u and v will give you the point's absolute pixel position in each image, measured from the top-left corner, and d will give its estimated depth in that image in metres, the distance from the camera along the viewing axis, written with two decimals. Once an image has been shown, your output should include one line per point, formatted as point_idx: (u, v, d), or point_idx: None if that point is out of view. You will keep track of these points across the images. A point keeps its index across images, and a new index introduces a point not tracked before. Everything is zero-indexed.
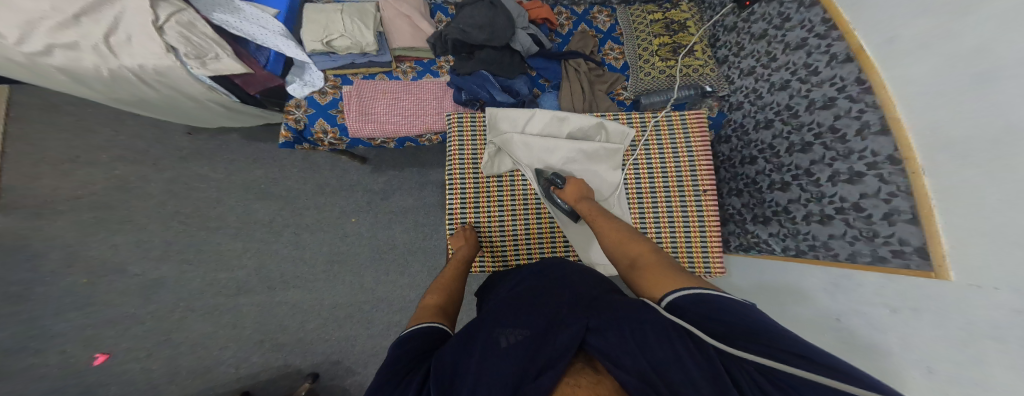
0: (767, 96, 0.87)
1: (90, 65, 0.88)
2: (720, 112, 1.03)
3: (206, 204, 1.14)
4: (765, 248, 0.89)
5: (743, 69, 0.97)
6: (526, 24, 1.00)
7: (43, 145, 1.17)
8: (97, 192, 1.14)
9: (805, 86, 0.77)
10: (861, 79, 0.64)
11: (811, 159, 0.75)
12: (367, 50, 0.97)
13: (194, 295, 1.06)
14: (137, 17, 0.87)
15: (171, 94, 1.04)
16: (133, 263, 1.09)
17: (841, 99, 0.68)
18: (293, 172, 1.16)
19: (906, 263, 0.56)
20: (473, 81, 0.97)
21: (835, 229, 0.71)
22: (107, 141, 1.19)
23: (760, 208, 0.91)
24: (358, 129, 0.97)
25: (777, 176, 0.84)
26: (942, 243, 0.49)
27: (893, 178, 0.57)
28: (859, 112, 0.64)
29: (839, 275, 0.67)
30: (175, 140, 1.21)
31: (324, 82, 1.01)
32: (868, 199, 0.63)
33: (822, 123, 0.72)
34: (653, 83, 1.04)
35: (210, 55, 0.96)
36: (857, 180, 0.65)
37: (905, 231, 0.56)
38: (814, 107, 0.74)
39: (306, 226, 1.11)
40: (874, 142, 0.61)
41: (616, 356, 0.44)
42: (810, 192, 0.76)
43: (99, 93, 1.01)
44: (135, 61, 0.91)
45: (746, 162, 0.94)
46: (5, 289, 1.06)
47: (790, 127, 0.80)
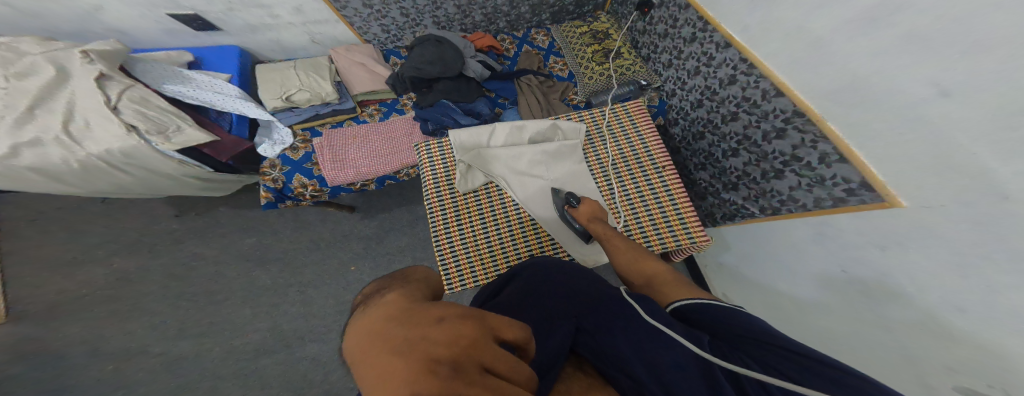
0: (689, 81, 0.99)
1: (59, 160, 0.88)
2: (660, 101, 1.11)
3: (209, 278, 1.17)
4: (747, 213, 0.94)
5: (664, 62, 1.07)
6: (474, 54, 1.01)
7: (39, 253, 1.20)
8: (102, 287, 1.17)
9: (710, 69, 0.89)
10: (742, 59, 0.78)
11: (742, 125, 0.85)
12: (328, 99, 0.97)
13: (218, 364, 1.07)
14: (88, 101, 0.90)
15: (145, 175, 1.02)
16: (154, 344, 1.10)
17: (739, 75, 0.81)
18: (286, 232, 1.22)
19: (862, 200, 0.61)
20: (436, 111, 0.96)
21: (790, 180, 0.78)
22: (109, 235, 1.23)
23: (725, 176, 0.98)
24: (335, 176, 0.94)
25: (726, 145, 0.93)
26: (877, 174, 0.57)
27: (808, 128, 0.68)
28: (756, 83, 0.77)
29: (816, 227, 0.73)
30: (165, 224, 1.25)
31: (294, 137, 0.99)
32: (801, 149, 0.72)
33: (735, 96, 0.84)
34: (598, 85, 1.06)
35: (172, 128, 0.93)
36: (784, 135, 0.75)
37: (844, 170, 0.64)
38: (724, 83, 0.86)
39: (310, 282, 1.15)
40: (778, 103, 0.73)
41: (607, 354, 0.48)
42: (755, 153, 0.84)
43: (79, 188, 1.00)
44: (102, 147, 0.90)
45: (696, 138, 1.02)
46: (35, 388, 1.05)
47: (716, 102, 0.91)
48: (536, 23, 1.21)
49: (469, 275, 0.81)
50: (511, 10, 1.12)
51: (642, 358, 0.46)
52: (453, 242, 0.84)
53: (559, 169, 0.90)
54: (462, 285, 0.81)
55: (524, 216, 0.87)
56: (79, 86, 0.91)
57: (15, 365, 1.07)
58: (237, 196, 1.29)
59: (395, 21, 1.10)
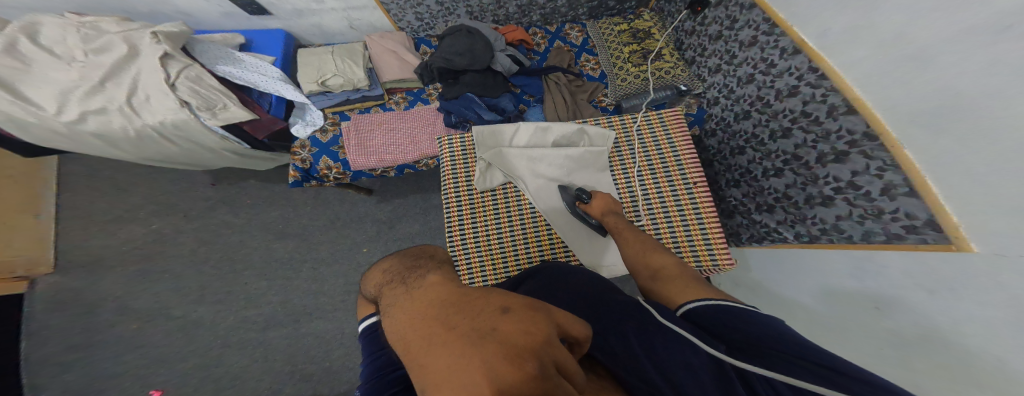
0: (738, 89, 0.92)
1: (118, 127, 0.97)
2: (699, 108, 1.06)
3: (232, 247, 1.22)
4: (778, 237, 0.89)
5: (710, 67, 1.02)
6: (504, 47, 1.03)
7: (89, 209, 1.30)
8: (138, 246, 1.25)
9: (767, 78, 0.82)
10: (812, 67, 0.70)
11: (795, 143, 0.78)
12: (359, 85, 1.02)
13: (230, 331, 1.11)
14: (150, 77, 0.98)
15: (189, 146, 1.10)
16: (175, 306, 1.16)
17: (803, 86, 0.73)
18: (306, 210, 1.25)
19: (925, 239, 0.55)
20: (459, 104, 0.98)
21: (840, 209, 0.71)
22: (149, 198, 1.31)
23: (761, 196, 0.91)
24: (357, 161, 0.97)
25: (769, 163, 0.86)
26: (948, 211, 0.51)
27: (877, 154, 0.60)
28: (823, 96, 0.69)
29: (862, 259, 0.66)
30: (200, 191, 1.32)
31: (324, 120, 1.04)
32: (861, 177, 0.65)
33: (793, 109, 0.77)
34: (632, 88, 1.04)
35: (219, 105, 1.00)
36: (843, 159, 0.68)
37: (911, 206, 0.57)
38: (782, 95, 0.79)
39: (323, 260, 1.17)
40: (845, 121, 0.66)
41: (620, 359, 0.44)
42: (804, 175, 0.78)
43: (130, 153, 1.09)
44: (156, 119, 0.98)
45: (735, 152, 0.96)
46: (71, 336, 1.14)
47: (767, 115, 0.84)
48: (572, 17, 1.22)
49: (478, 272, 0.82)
50: (547, 4, 1.14)
51: (650, 360, 0.43)
52: (464, 235, 0.85)
53: (579, 174, 0.89)
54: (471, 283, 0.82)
55: (539, 219, 0.86)
56: (145, 63, 0.99)
57: (56, 312, 1.17)
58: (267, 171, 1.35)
59: (430, 9, 1.14)
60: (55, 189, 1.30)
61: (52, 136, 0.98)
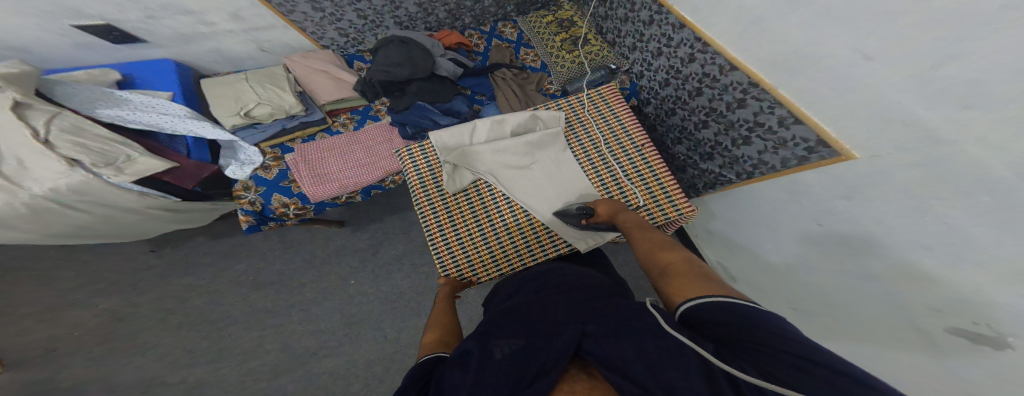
0: (654, 61, 0.97)
1: (1, 206, 0.77)
2: (630, 83, 1.08)
3: (205, 308, 1.14)
4: (726, 180, 0.94)
5: (627, 46, 1.05)
6: (444, 51, 0.92)
7: (11, 304, 1.12)
8: (91, 330, 1.11)
9: (670, 49, 0.89)
10: (693, 38, 0.81)
11: (707, 99, 0.85)
12: (293, 111, 0.88)
13: (235, 388, 1.05)
14: (13, 134, 0.76)
15: (106, 212, 0.92)
16: (165, 373, 1.06)
17: (695, 51, 0.82)
18: (276, 252, 1.19)
19: (821, 157, 0.64)
20: (413, 114, 0.87)
21: (756, 146, 0.79)
22: (82, 279, 1.17)
23: (700, 148, 0.96)
24: (315, 191, 0.86)
25: (694, 118, 0.92)
26: (832, 133, 0.60)
27: (762, 96, 0.71)
28: (713, 58, 0.78)
29: (785, 186, 0.76)
30: (142, 260, 1.20)
31: (264, 156, 0.90)
32: (761, 115, 0.73)
33: (695, 72, 0.84)
34: (572, 72, 1.01)
35: (122, 159, 0.84)
36: (744, 103, 0.76)
37: (801, 131, 0.66)
38: (684, 61, 0.86)
39: (311, 299, 1.13)
40: (733, 76, 0.75)
41: (613, 362, 0.45)
42: (721, 124, 0.85)
43: (35, 233, 0.89)
44: (47, 186, 0.79)
45: (668, 114, 1.00)
46: None
47: (679, 79, 0.90)
48: (503, 15, 1.11)
49: (473, 276, 0.82)
50: (475, 5, 1.02)
51: (649, 368, 0.42)
52: (448, 241, 0.82)
53: (543, 158, 0.88)
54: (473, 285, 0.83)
55: (517, 208, 0.84)
56: None
57: None
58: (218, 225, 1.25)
59: (353, 24, 0.99)
60: None
61: None
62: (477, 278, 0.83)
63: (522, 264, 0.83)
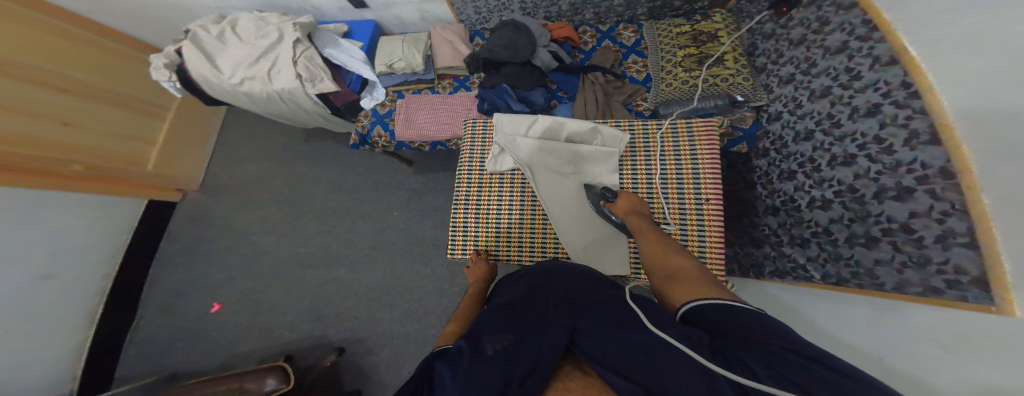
0: (807, 104, 0.72)
1: (260, 92, 1.24)
2: (755, 123, 0.86)
3: (301, 193, 1.47)
4: (802, 274, 0.73)
5: (782, 76, 0.81)
6: (547, 43, 1.00)
7: (228, 143, 1.69)
8: (244, 180, 1.59)
9: (847, 92, 0.63)
10: (907, 81, 0.51)
11: (853, 172, 0.62)
12: (417, 69, 1.12)
13: (281, 263, 1.38)
14: (285, 57, 1.20)
15: (295, 107, 1.33)
16: (255, 232, 1.46)
17: (886, 104, 0.55)
18: (361, 171, 1.43)
19: (963, 295, 0.45)
20: (494, 93, 0.98)
21: (882, 252, 0.57)
22: (259, 145, 1.65)
23: (797, 229, 0.75)
24: (402, 133, 1.09)
25: (817, 193, 0.70)
26: (1004, 270, 0.40)
27: (947, 195, 0.46)
28: (906, 120, 0.51)
29: (884, 307, 0.56)
30: (295, 145, 1.59)
31: (385, 97, 1.20)
32: (918, 219, 0.51)
33: (866, 133, 0.59)
34: (674, 94, 0.91)
35: (317, 78, 1.20)
36: (906, 196, 0.53)
37: (960, 257, 0.46)
38: (858, 114, 0.61)
39: (361, 215, 1.36)
40: (923, 152, 0.49)
41: (605, 358, 0.40)
42: (854, 211, 0.62)
43: (261, 108, 1.36)
44: (281, 87, 1.22)
45: (784, 177, 0.78)
46: (191, 236, 1.54)
47: (832, 138, 0.66)
48: (630, 16, 1.09)
49: (472, 241, 0.91)
50: (601, 2, 1.06)
51: (643, 362, 0.37)
52: (468, 212, 0.92)
53: (589, 174, 0.85)
54: (468, 250, 0.91)
55: (538, 210, 0.88)
56: (283, 50, 1.21)
57: (188, 217, 1.57)
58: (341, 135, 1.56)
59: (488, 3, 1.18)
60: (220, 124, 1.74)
61: (227, 94, 1.30)
62: (476, 247, 0.91)
63: (518, 256, 0.89)
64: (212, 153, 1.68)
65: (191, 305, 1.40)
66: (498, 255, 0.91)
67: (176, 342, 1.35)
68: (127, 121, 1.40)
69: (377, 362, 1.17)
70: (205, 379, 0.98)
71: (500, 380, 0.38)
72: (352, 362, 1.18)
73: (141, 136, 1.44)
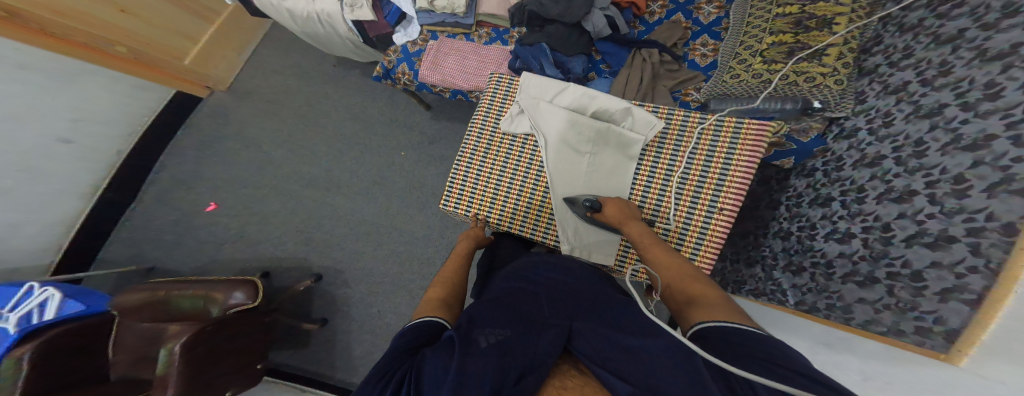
0: (898, 124, 0.57)
1: (301, 10, 1.19)
2: (818, 137, 0.70)
3: (319, 114, 1.45)
4: (777, 298, 0.72)
5: (890, 84, 0.61)
6: (606, 6, 0.91)
7: (263, 51, 1.67)
8: (267, 90, 1.58)
9: (961, 115, 0.47)
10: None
11: (898, 211, 0.53)
12: (457, 11, 1.02)
13: (283, 177, 1.38)
14: None
15: (331, 32, 1.26)
16: (266, 141, 1.46)
17: (1001, 138, 0.41)
18: (380, 104, 1.39)
19: (922, 341, 0.46)
20: (529, 51, 0.91)
21: (872, 293, 0.54)
22: (291, 61, 1.62)
23: (800, 256, 0.69)
24: (425, 75, 1.04)
25: (845, 224, 0.62)
26: (984, 334, 0.39)
27: (991, 252, 0.40)
28: (1013, 161, 0.40)
29: (832, 337, 0.60)
30: (324, 67, 1.55)
31: (419, 35, 1.13)
32: (936, 270, 0.46)
33: (948, 170, 0.47)
34: (734, 88, 0.79)
35: (356, 4, 1.12)
36: (943, 245, 0.46)
37: (951, 311, 0.43)
38: (954, 145, 0.47)
39: (369, 148, 1.33)
40: (1004, 204, 0.40)
41: (605, 357, 0.39)
42: (872, 249, 0.56)
43: (297, 25, 1.28)
44: (322, 7, 1.17)
45: (817, 202, 0.69)
46: (205, 133, 1.55)
47: (904, 169, 0.54)
48: None
49: (467, 194, 0.88)
50: None
51: (630, 360, 0.37)
52: (470, 167, 0.88)
53: (607, 156, 0.79)
54: (460, 203, 0.88)
55: (541, 180, 0.82)
56: None
57: (207, 113, 1.58)
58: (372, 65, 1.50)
59: None
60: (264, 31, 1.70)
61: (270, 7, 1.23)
62: (468, 200, 0.88)
63: (510, 224, 0.85)
64: (245, 61, 1.66)
65: (187, 200, 1.45)
66: (489, 215, 0.87)
67: (173, 229, 1.41)
68: (178, 18, 1.37)
69: (350, 295, 1.18)
70: (178, 280, 0.96)
71: (493, 375, 0.34)
72: (327, 290, 1.20)
73: (186, 34, 1.42)
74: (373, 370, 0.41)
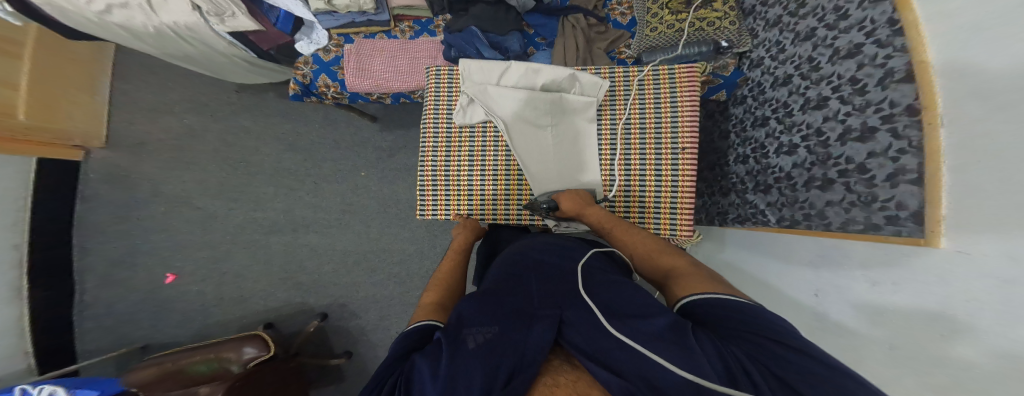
0: (789, 48, 0.71)
1: (140, 23, 0.91)
2: (735, 70, 0.85)
3: (248, 152, 1.30)
4: (761, 220, 0.81)
5: (769, 19, 0.76)
6: None
7: (137, 93, 1.39)
8: (168, 139, 1.35)
9: (831, 33, 0.61)
10: (893, 19, 0.50)
11: (823, 116, 0.64)
12: (366, 9, 0.91)
13: (238, 231, 1.28)
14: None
15: (203, 50, 1.04)
16: (198, 198, 1.31)
17: (868, 44, 0.55)
18: (315, 126, 1.28)
19: (898, 230, 0.51)
20: (461, 37, 0.88)
21: (835, 194, 0.63)
22: (178, 96, 1.37)
23: (763, 175, 0.80)
24: (354, 83, 0.97)
25: (786, 138, 0.73)
26: (943, 207, 0.43)
27: (908, 132, 0.48)
28: (885, 59, 0.52)
29: (824, 247, 0.65)
30: (226, 96, 1.34)
31: (329, 40, 1.01)
32: (874, 159, 0.55)
33: (842, 75, 0.60)
34: (658, 40, 0.85)
35: (226, 13, 0.89)
36: (868, 137, 0.56)
37: (905, 194, 0.50)
38: (838, 56, 0.60)
39: (323, 177, 1.26)
40: (894, 91, 0.50)
41: (593, 350, 0.44)
42: (816, 154, 0.66)
43: (155, 48, 1.05)
44: (173, 19, 0.89)
45: (757, 123, 0.81)
46: (115, 206, 1.34)
47: (809, 82, 0.67)
48: None
49: (445, 199, 0.90)
50: None
51: (627, 354, 0.42)
52: (436, 166, 0.89)
53: (565, 126, 0.85)
54: (440, 209, 0.91)
55: (513, 165, 0.87)
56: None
57: (105, 183, 1.35)
58: (285, 83, 1.33)
59: None
60: (113, 58, 1.41)
61: (91, 23, 0.92)
62: (449, 205, 0.90)
63: (494, 213, 0.90)
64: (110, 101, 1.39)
65: (139, 278, 1.31)
66: (472, 213, 0.91)
67: (136, 315, 1.29)
68: None
69: (364, 323, 1.21)
70: (185, 349, 0.98)
71: (480, 378, 0.41)
72: (339, 325, 1.22)
73: (5, 81, 1.08)
74: (378, 369, 0.48)
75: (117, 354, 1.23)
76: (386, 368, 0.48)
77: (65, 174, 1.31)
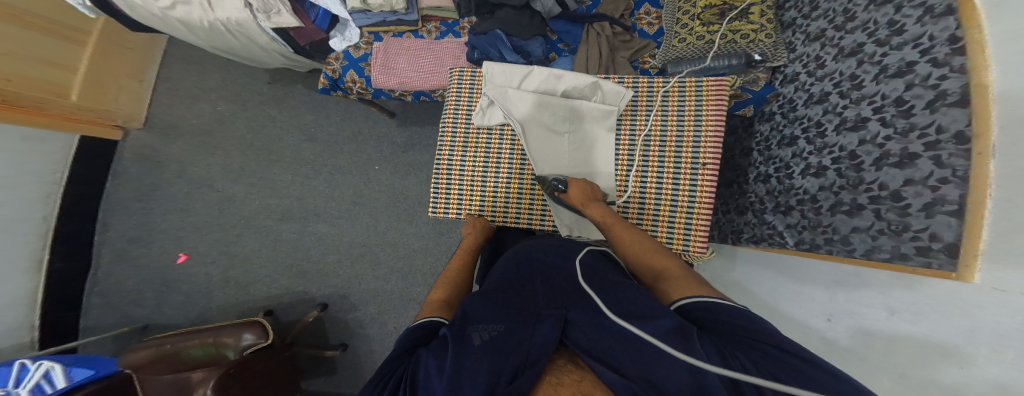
0: (830, 65, 0.68)
1: (197, 19, 0.97)
2: (767, 85, 0.82)
3: (272, 140, 1.34)
4: (776, 241, 0.76)
5: (811, 33, 0.74)
6: None
7: (177, 80, 1.47)
8: (199, 124, 1.42)
9: (879, 50, 0.58)
10: (955, 35, 0.45)
11: (859, 138, 0.61)
12: (397, 8, 0.95)
13: (251, 216, 1.30)
14: None
15: (248, 44, 1.10)
16: (218, 181, 1.35)
17: (921, 63, 0.50)
18: (337, 119, 1.32)
19: (928, 262, 0.47)
20: (486, 40, 0.91)
21: (861, 221, 0.59)
22: (215, 85, 1.45)
23: (785, 196, 0.76)
24: (380, 80, 1.00)
25: (815, 159, 0.70)
26: (981, 244, 0.41)
27: (952, 161, 0.45)
28: (939, 79, 0.47)
29: (845, 274, 0.61)
30: (258, 87, 1.41)
31: (360, 38, 1.06)
32: (912, 187, 0.51)
33: (887, 95, 0.56)
34: (685, 51, 0.87)
35: (273, 9, 0.95)
36: (908, 163, 0.52)
37: (941, 225, 0.46)
38: (885, 74, 0.56)
39: (339, 168, 1.28)
40: (943, 116, 0.46)
41: (596, 351, 0.42)
42: (846, 178, 0.62)
43: (206, 42, 1.11)
44: (226, 15, 0.96)
45: (784, 143, 0.78)
46: (142, 184, 1.40)
47: (848, 101, 0.63)
48: None
49: (456, 197, 0.89)
50: None
51: (631, 356, 0.39)
52: (451, 164, 0.90)
53: (583, 133, 0.84)
54: (452, 207, 0.90)
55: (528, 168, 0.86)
56: None
57: (136, 162, 1.41)
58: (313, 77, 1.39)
59: None
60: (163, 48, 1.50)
61: (153, 18, 0.99)
62: (461, 204, 0.90)
63: (506, 215, 0.89)
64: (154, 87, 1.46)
65: (153, 255, 1.34)
66: (483, 214, 0.90)
67: (144, 292, 1.31)
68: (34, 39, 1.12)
69: (362, 317, 1.19)
70: (181, 332, 0.97)
71: (486, 376, 0.39)
72: (336, 318, 1.20)
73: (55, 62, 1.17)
74: (384, 362, 0.46)
75: (119, 332, 1.24)
76: (391, 362, 0.46)
77: (102, 151, 1.39)
